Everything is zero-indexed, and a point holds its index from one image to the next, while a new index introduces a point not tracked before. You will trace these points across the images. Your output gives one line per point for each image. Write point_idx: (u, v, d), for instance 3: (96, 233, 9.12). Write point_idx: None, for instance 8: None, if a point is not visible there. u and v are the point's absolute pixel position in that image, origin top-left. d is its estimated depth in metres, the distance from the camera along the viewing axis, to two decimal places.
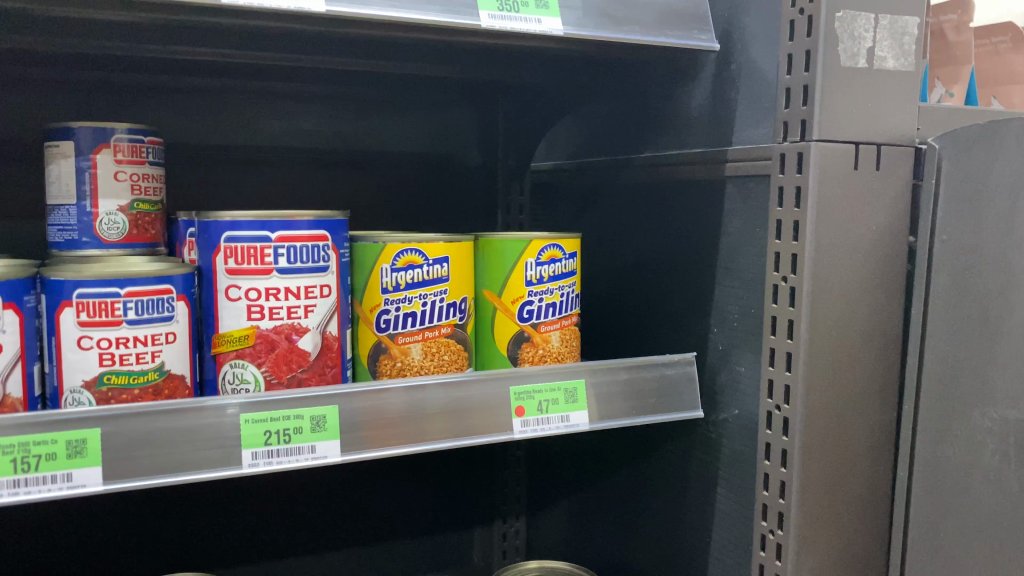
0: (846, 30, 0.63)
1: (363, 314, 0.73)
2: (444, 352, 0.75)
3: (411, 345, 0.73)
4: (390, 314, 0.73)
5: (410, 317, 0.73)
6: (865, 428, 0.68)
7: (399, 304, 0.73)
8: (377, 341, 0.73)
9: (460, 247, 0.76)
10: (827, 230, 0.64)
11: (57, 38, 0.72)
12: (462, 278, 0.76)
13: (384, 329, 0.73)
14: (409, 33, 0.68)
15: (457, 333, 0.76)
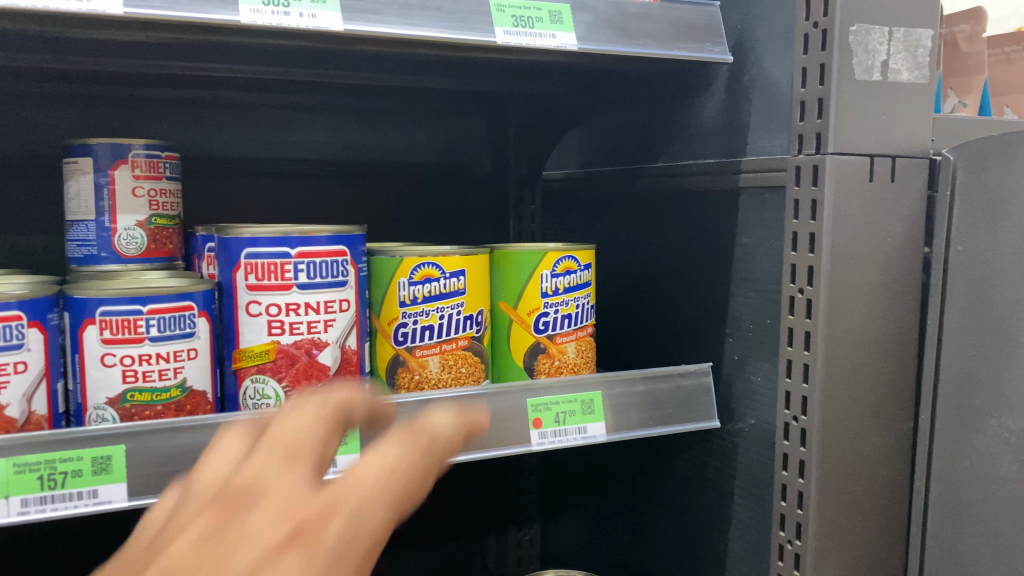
0: (860, 43, 0.63)
1: (381, 328, 0.74)
2: (461, 365, 0.76)
3: (429, 358, 0.74)
4: (408, 328, 0.73)
5: (428, 330, 0.74)
6: (882, 438, 0.68)
7: (417, 317, 0.73)
8: (395, 354, 0.74)
9: (476, 260, 0.76)
10: (843, 241, 0.64)
11: (75, 56, 0.73)
12: (478, 290, 0.76)
13: (402, 342, 0.73)
14: (422, 49, 0.69)
15: (474, 345, 0.76)
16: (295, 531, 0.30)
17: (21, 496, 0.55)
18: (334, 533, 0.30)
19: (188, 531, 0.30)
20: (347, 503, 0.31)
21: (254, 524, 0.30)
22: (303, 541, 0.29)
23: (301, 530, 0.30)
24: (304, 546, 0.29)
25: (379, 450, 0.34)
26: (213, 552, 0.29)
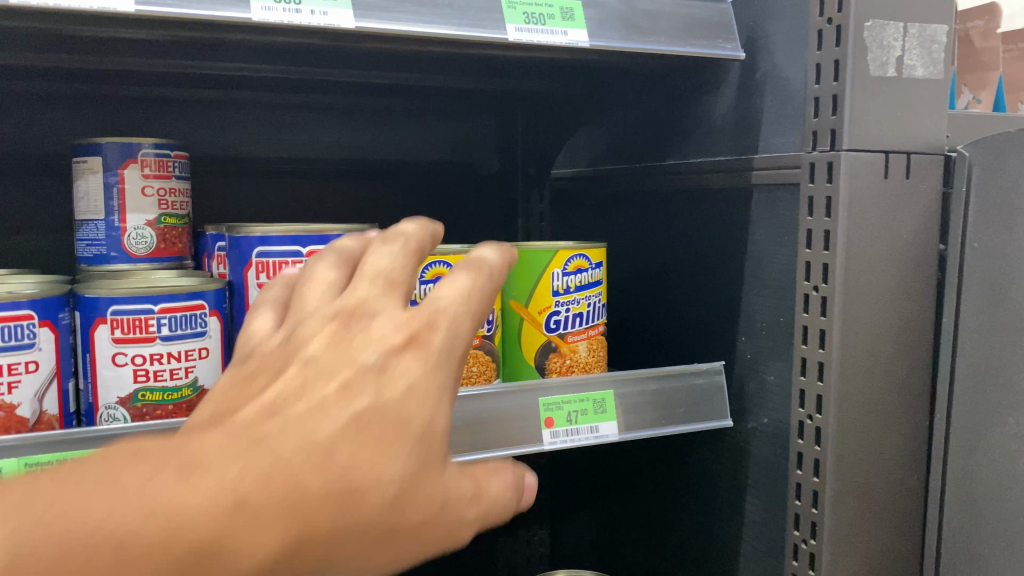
0: (875, 39, 0.63)
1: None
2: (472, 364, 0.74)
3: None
4: None
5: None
6: (897, 437, 0.68)
7: None
8: None
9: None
10: (858, 239, 0.64)
11: (84, 56, 0.73)
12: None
13: None
14: (434, 46, 0.69)
15: (485, 345, 0.75)
16: (410, 338, 0.42)
17: None
18: (439, 342, 0.42)
19: (327, 336, 0.42)
20: (439, 318, 0.43)
21: (377, 329, 0.42)
22: (416, 345, 0.42)
23: (413, 340, 0.42)
24: (417, 349, 0.42)
25: (455, 279, 0.46)
26: (345, 355, 0.40)
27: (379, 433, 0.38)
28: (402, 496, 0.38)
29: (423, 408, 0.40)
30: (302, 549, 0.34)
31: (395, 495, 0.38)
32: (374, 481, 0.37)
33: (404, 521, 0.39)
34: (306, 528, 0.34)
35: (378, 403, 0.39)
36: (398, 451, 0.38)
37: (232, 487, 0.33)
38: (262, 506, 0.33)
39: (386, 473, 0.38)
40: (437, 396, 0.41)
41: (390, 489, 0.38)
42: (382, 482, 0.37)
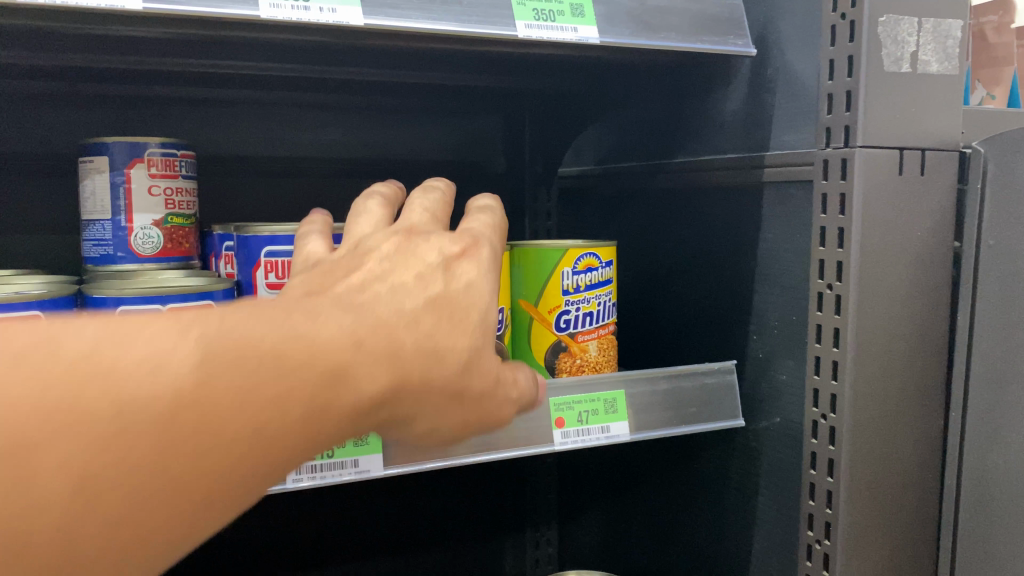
0: (889, 34, 0.62)
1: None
2: None
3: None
4: None
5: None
6: (911, 437, 0.67)
7: None
8: None
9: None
10: (873, 236, 0.63)
11: (89, 55, 0.72)
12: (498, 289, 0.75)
13: None
14: (443, 43, 0.68)
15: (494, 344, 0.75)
16: (463, 250, 0.51)
17: None
18: (484, 255, 0.52)
19: (394, 242, 0.49)
20: (481, 240, 0.53)
21: (436, 241, 0.50)
22: (470, 256, 0.51)
23: (465, 252, 0.51)
24: (471, 258, 0.51)
25: (479, 219, 0.56)
26: (412, 255, 0.48)
27: (457, 314, 0.47)
28: (474, 362, 0.47)
29: (486, 299, 0.49)
30: (404, 387, 0.43)
31: (470, 361, 0.47)
32: (456, 347, 0.46)
33: (476, 384, 0.48)
34: (407, 371, 0.43)
35: (451, 291, 0.47)
36: (471, 328, 0.47)
37: (350, 331, 0.41)
38: (372, 348, 0.41)
39: (460, 344, 0.46)
40: (493, 294, 0.50)
41: (466, 355, 0.46)
42: (462, 349, 0.46)
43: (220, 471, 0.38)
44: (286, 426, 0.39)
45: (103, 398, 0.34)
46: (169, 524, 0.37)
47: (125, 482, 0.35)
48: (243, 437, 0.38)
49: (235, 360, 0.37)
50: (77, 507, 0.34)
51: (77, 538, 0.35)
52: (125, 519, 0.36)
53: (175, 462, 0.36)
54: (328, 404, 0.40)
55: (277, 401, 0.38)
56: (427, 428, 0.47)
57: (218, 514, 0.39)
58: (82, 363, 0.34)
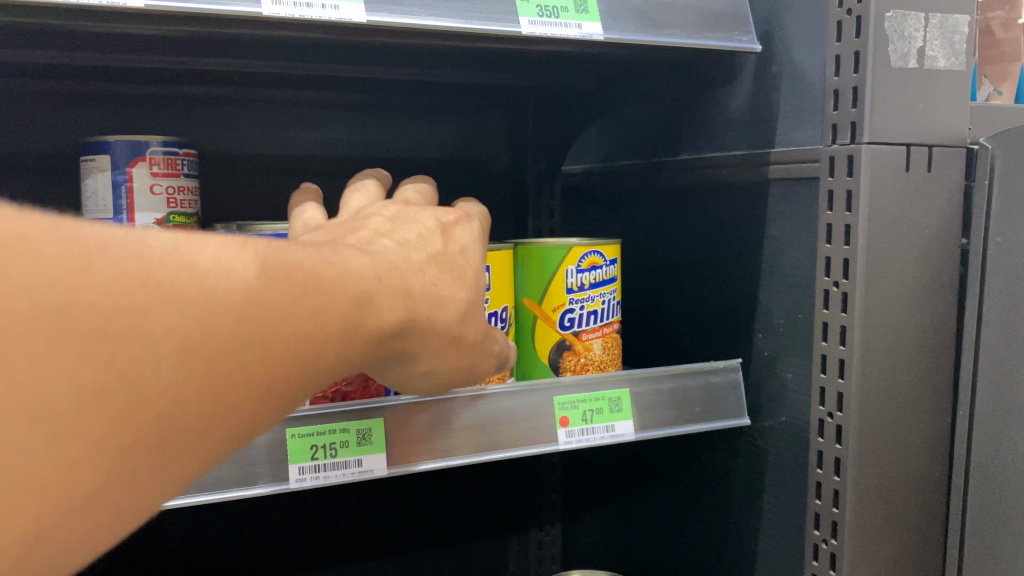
0: (895, 29, 0.62)
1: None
2: None
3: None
4: None
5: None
6: (918, 435, 0.67)
7: None
8: None
9: (500, 256, 0.74)
10: (880, 234, 0.62)
11: (90, 53, 0.72)
12: (501, 287, 0.74)
13: None
14: (446, 40, 0.68)
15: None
16: (456, 219, 0.58)
17: None
18: (474, 226, 0.59)
19: (391, 212, 0.55)
20: (467, 213, 0.60)
21: (432, 211, 0.57)
22: (463, 223, 0.58)
23: (456, 221, 0.58)
24: (463, 224, 0.58)
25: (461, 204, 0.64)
26: (410, 220, 0.55)
27: (456, 272, 0.53)
28: (469, 313, 0.53)
29: (478, 263, 0.57)
30: (413, 322, 0.47)
31: (466, 311, 0.53)
32: (453, 296, 0.51)
33: (471, 331, 0.53)
34: (416, 308, 0.47)
35: (449, 252, 0.54)
36: (468, 283, 0.54)
37: (373, 268, 0.45)
38: (391, 285, 0.45)
39: (458, 294, 0.52)
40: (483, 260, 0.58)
41: (463, 304, 0.52)
42: (460, 299, 0.52)
43: (275, 373, 0.38)
44: (329, 336, 0.41)
45: (192, 287, 0.35)
46: (230, 420, 0.38)
47: (204, 371, 0.35)
48: (298, 342, 0.39)
49: (290, 274, 0.39)
50: (163, 392, 0.34)
51: (159, 424, 0.34)
52: (197, 410, 0.36)
53: (245, 357, 0.37)
54: (360, 322, 0.42)
55: (323, 313, 0.40)
56: (426, 368, 0.52)
57: (265, 418, 0.40)
58: (167, 256, 0.35)
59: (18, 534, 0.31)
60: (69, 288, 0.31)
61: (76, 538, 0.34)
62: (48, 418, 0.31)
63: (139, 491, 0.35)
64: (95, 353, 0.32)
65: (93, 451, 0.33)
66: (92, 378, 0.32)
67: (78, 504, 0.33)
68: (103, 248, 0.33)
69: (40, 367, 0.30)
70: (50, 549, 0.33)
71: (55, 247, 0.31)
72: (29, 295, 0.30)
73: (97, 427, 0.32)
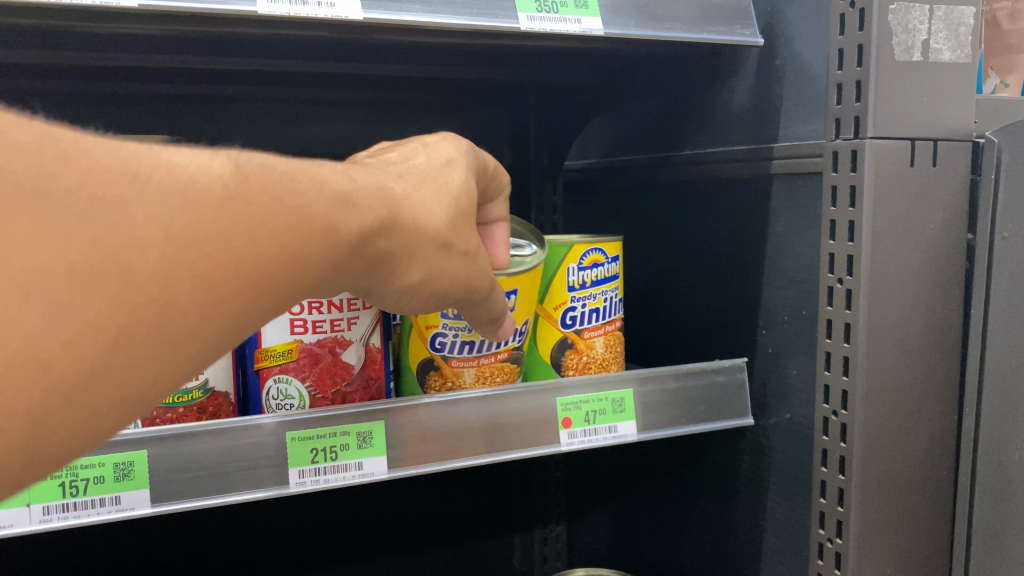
0: (899, 22, 0.61)
1: (417, 328, 0.69)
2: (498, 377, 0.71)
3: (465, 370, 0.70)
4: (445, 337, 0.69)
5: (467, 344, 0.69)
6: (924, 433, 0.66)
7: (457, 330, 0.69)
8: (429, 358, 0.69)
9: (530, 275, 0.70)
10: (884, 230, 0.62)
11: (86, 52, 0.71)
12: (528, 302, 0.71)
13: (437, 350, 0.69)
14: (445, 36, 0.67)
15: (513, 357, 0.72)
16: (447, 137, 0.58)
17: (43, 503, 0.54)
18: (469, 143, 0.59)
19: (384, 145, 0.57)
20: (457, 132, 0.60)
21: (423, 137, 0.57)
22: (453, 138, 0.58)
23: (449, 138, 0.58)
24: (453, 139, 0.58)
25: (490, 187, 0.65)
26: (401, 145, 0.56)
27: (440, 180, 0.52)
28: (459, 222, 0.51)
29: (466, 173, 0.54)
30: (396, 222, 0.46)
31: (454, 217, 0.51)
32: (437, 201, 0.50)
33: (462, 241, 0.52)
34: (397, 210, 0.46)
35: (432, 163, 0.53)
36: (455, 190, 0.52)
37: (345, 177, 0.44)
38: (368, 193, 0.45)
39: (439, 201, 0.50)
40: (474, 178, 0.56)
41: (449, 208, 0.50)
42: (445, 203, 0.50)
43: (265, 267, 0.38)
44: (313, 232, 0.40)
45: (174, 178, 0.35)
46: (223, 314, 0.37)
47: (196, 259, 0.35)
48: (283, 234, 0.38)
49: (269, 176, 0.39)
50: (156, 275, 0.33)
51: (155, 307, 0.34)
52: (191, 301, 0.35)
53: (234, 246, 0.36)
54: (340, 226, 0.42)
55: (302, 211, 0.40)
56: (417, 280, 0.50)
57: (257, 318, 0.39)
58: (147, 152, 0.35)
59: (19, 414, 0.30)
60: (50, 168, 0.31)
61: (80, 426, 0.33)
62: (37, 299, 0.30)
63: (136, 385, 0.34)
64: (82, 231, 0.31)
65: (90, 330, 0.32)
66: (80, 256, 0.31)
67: (79, 385, 0.32)
68: (78, 141, 0.33)
69: (28, 247, 0.30)
70: (49, 440, 0.32)
71: (26, 135, 0.31)
72: (7, 174, 0.29)
73: (89, 306, 0.32)
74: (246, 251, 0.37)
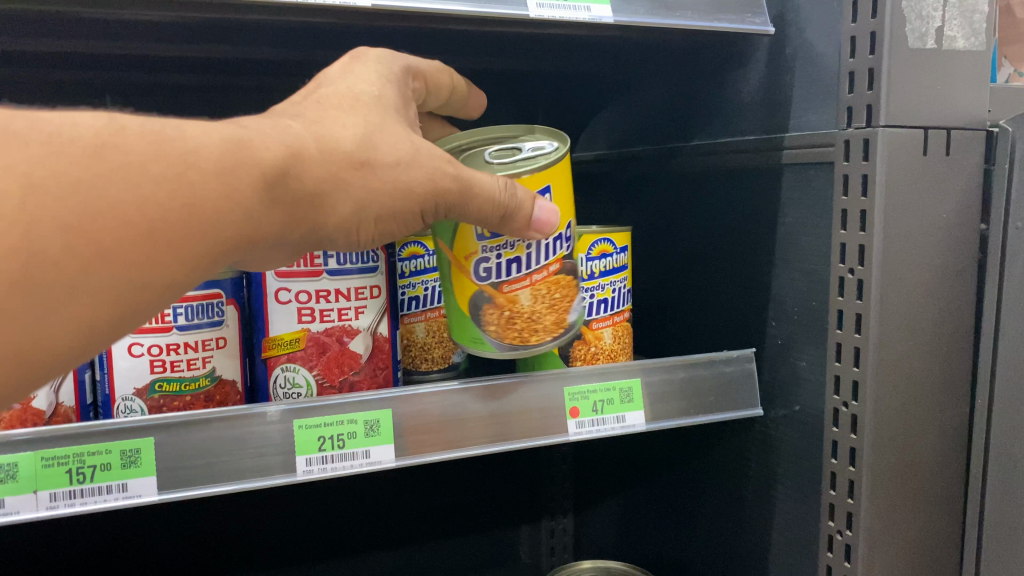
0: (913, 9, 0.60)
1: (455, 264, 0.63)
2: (556, 292, 0.65)
3: (520, 291, 0.63)
4: (490, 262, 0.62)
5: (515, 263, 0.63)
6: (935, 424, 0.65)
7: (499, 251, 0.62)
8: (479, 290, 0.63)
9: (560, 168, 0.63)
10: (896, 220, 0.61)
11: (93, 41, 0.71)
12: (566, 204, 0.64)
13: (486, 279, 0.63)
14: (453, 23, 0.66)
15: (565, 267, 0.65)
16: (354, 56, 0.58)
17: (50, 490, 0.54)
18: (378, 55, 0.59)
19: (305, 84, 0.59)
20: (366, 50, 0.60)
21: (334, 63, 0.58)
22: (361, 57, 0.57)
23: (356, 56, 0.58)
24: (361, 58, 0.57)
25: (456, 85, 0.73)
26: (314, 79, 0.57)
27: (347, 100, 0.52)
28: (374, 133, 0.51)
29: (376, 85, 0.55)
30: (300, 157, 0.47)
31: (366, 132, 0.51)
32: (346, 128, 0.50)
33: (384, 152, 0.51)
34: (298, 143, 0.47)
35: (340, 86, 0.53)
36: (368, 105, 0.53)
37: (241, 128, 0.47)
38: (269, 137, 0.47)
39: (350, 121, 0.51)
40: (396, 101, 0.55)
41: (358, 129, 0.50)
42: (350, 122, 0.51)
43: (152, 216, 0.42)
44: (204, 176, 0.43)
45: (37, 132, 0.40)
46: (115, 262, 0.41)
47: (67, 210, 0.39)
48: (167, 182, 0.42)
49: (148, 128, 0.43)
50: (19, 226, 0.38)
51: (26, 255, 0.39)
52: (68, 251, 0.40)
53: (111, 197, 0.41)
54: (240, 163, 0.45)
55: (191, 159, 0.43)
56: (352, 210, 0.51)
57: (158, 269, 0.43)
58: (19, 117, 0.40)
59: None
60: None
61: None
62: None
63: (35, 328, 0.40)
64: None
65: None
66: None
67: None
68: None
69: None
70: None
71: None
72: None
73: None
74: (133, 198, 0.41)
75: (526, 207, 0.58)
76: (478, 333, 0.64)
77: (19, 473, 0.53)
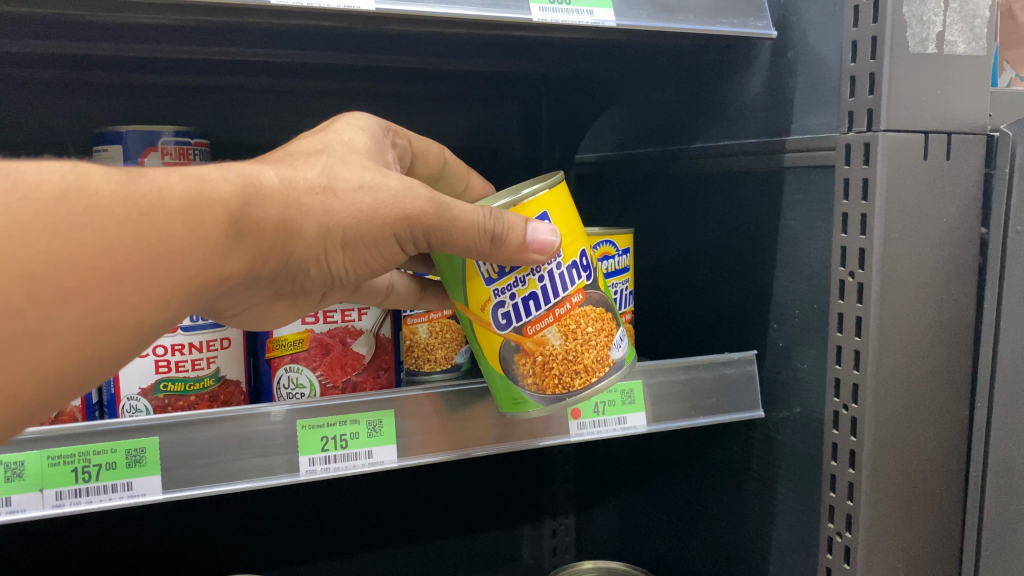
0: (914, 15, 0.60)
1: (475, 318, 0.58)
2: (586, 325, 0.59)
3: (547, 331, 0.58)
4: (507, 305, 0.58)
5: (532, 300, 0.58)
6: (934, 427, 0.66)
7: (512, 290, 0.57)
8: (504, 340, 0.58)
9: (559, 193, 0.58)
10: (895, 224, 0.61)
11: (99, 44, 0.71)
12: (573, 228, 0.59)
13: (507, 324, 0.58)
14: (455, 27, 0.67)
15: (591, 297, 0.60)
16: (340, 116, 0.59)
17: (56, 488, 0.54)
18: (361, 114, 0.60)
19: None
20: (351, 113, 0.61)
21: None
22: (345, 116, 0.58)
23: (341, 116, 0.59)
24: (345, 116, 0.58)
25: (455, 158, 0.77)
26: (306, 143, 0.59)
27: (316, 147, 0.52)
28: (330, 167, 0.50)
29: (347, 133, 0.55)
30: (257, 192, 0.46)
31: (326, 165, 0.50)
32: (308, 165, 0.50)
33: (344, 179, 0.50)
34: (252, 181, 0.46)
35: (313, 137, 0.54)
36: (329, 147, 0.52)
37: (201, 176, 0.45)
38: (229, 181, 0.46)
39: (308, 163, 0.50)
40: (370, 143, 0.55)
41: (321, 163, 0.50)
42: (310, 161, 0.50)
43: (117, 259, 0.41)
44: (168, 218, 0.42)
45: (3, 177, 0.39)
46: (85, 305, 0.40)
47: (31, 257, 0.38)
48: (132, 223, 0.41)
49: (113, 170, 0.42)
50: None
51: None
52: (32, 299, 0.39)
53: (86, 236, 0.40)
54: (203, 199, 0.44)
55: (162, 193, 0.43)
56: (322, 233, 0.49)
57: (126, 311, 0.42)
58: None
59: None
60: None
61: None
62: None
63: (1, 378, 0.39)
64: None
65: None
66: None
67: None
68: None
69: None
70: None
71: None
72: None
73: None
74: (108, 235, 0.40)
75: (518, 230, 0.54)
76: (517, 390, 0.60)
77: (25, 471, 0.54)
